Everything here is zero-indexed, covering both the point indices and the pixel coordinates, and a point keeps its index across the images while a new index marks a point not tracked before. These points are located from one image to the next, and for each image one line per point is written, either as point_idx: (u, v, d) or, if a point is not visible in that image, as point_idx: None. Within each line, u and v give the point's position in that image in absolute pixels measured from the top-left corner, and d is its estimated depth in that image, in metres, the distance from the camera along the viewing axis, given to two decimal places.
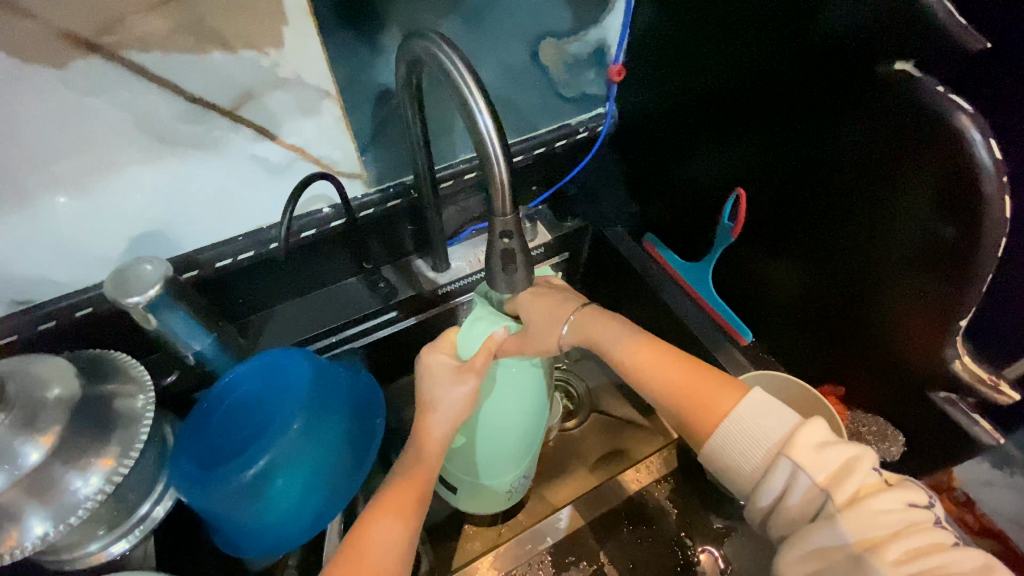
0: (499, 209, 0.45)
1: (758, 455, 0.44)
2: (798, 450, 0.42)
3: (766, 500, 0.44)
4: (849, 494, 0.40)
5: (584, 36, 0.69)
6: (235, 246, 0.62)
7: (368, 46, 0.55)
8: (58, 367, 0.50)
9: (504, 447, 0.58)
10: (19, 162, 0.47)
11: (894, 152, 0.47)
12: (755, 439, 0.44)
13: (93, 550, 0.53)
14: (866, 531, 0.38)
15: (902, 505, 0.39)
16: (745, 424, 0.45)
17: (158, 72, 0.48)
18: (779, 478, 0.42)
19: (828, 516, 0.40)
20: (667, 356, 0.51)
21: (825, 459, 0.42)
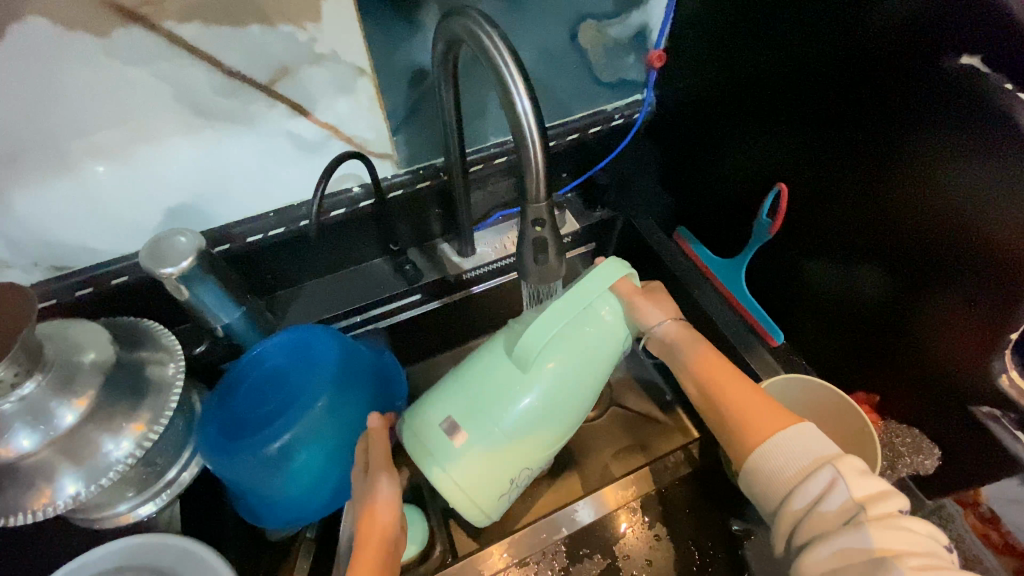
0: (533, 195, 0.45)
1: (798, 463, 0.43)
2: (845, 464, 0.42)
3: (795, 504, 0.42)
4: (883, 511, 0.39)
5: (627, 19, 0.67)
6: (266, 222, 0.63)
7: (406, 23, 0.54)
8: (93, 333, 0.52)
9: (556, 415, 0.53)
10: (62, 130, 0.48)
11: (955, 153, 0.44)
12: (803, 450, 0.44)
13: (122, 510, 0.55)
14: (891, 541, 0.38)
15: (925, 534, 0.39)
16: (791, 437, 0.44)
17: (197, 44, 0.47)
18: (821, 482, 0.41)
19: (857, 521, 0.39)
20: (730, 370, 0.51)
21: (867, 481, 0.41)
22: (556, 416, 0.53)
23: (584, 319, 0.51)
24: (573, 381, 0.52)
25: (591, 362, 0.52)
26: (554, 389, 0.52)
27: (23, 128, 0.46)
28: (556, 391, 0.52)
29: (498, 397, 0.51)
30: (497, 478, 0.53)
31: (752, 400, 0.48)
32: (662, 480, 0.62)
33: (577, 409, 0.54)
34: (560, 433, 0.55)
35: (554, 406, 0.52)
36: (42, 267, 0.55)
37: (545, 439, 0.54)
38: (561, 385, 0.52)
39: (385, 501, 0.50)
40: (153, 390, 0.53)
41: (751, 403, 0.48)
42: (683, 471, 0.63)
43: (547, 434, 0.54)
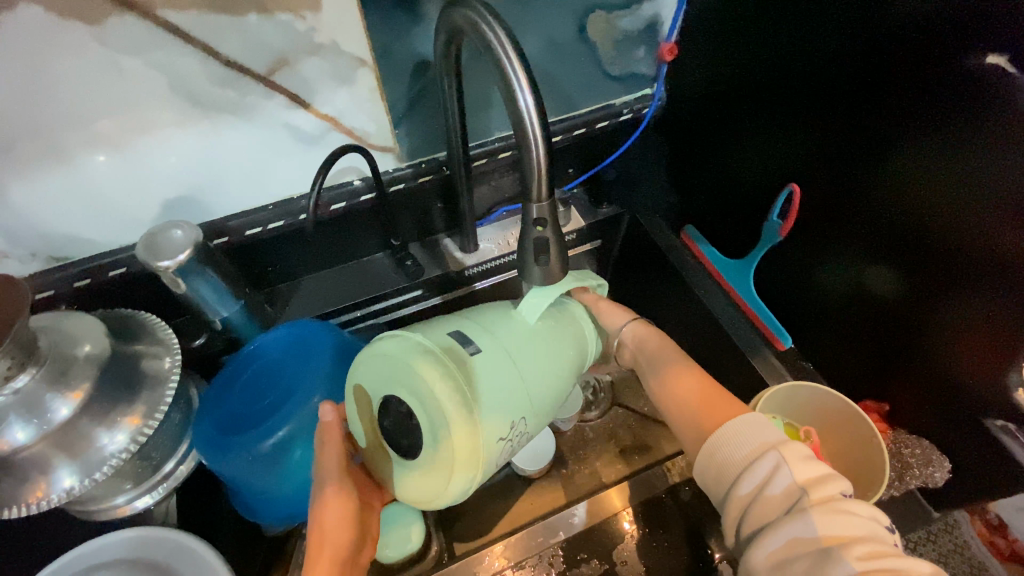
0: (535, 194, 0.43)
1: (746, 450, 0.42)
2: (789, 450, 0.41)
3: (742, 489, 0.41)
4: (827, 495, 0.38)
5: (637, 10, 0.65)
6: (265, 215, 0.62)
7: (408, 13, 0.52)
8: (89, 326, 0.51)
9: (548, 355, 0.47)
10: (57, 120, 0.47)
11: (976, 157, 0.42)
12: (753, 434, 0.43)
13: (120, 502, 0.55)
14: (835, 527, 0.36)
15: (870, 519, 0.37)
16: (740, 425, 0.44)
17: (194, 33, 0.46)
18: (765, 468, 0.40)
19: (801, 508, 0.38)
20: (691, 372, 0.52)
21: (809, 465, 0.40)
22: (553, 381, 0.48)
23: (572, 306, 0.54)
24: (567, 351, 0.50)
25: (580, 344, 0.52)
26: (554, 348, 0.48)
27: (17, 117, 0.45)
28: (554, 349, 0.48)
29: (500, 320, 0.48)
30: (493, 428, 0.42)
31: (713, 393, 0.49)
32: (662, 486, 0.61)
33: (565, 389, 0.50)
34: (547, 410, 0.48)
35: (554, 364, 0.48)
36: (40, 258, 0.55)
37: (539, 403, 0.47)
38: (559, 347, 0.49)
39: (333, 501, 0.48)
40: (149, 384, 0.53)
41: (715, 399, 0.48)
42: (684, 478, 0.62)
43: (542, 398, 0.47)
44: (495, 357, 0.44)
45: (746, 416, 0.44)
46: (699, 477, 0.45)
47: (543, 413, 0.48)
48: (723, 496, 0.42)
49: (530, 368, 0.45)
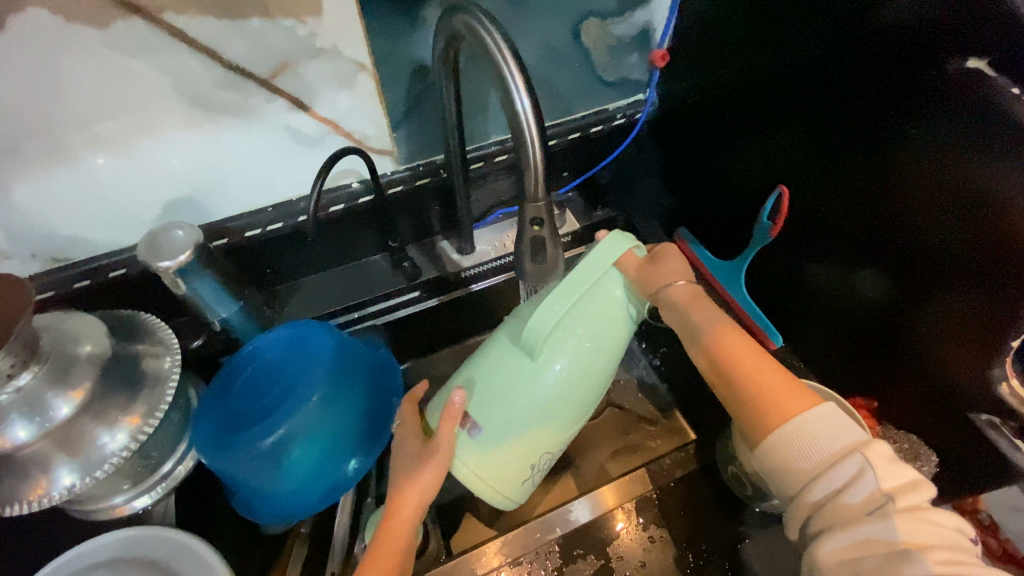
0: (531, 193, 0.44)
1: (826, 451, 0.41)
2: (873, 453, 0.39)
3: (816, 492, 0.40)
4: (911, 502, 0.38)
5: (630, 18, 0.66)
6: (265, 216, 0.62)
7: (407, 18, 0.54)
8: (91, 326, 0.52)
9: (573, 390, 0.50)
10: (61, 121, 0.48)
11: (956, 159, 0.44)
12: (831, 434, 0.41)
13: (118, 502, 0.55)
14: (917, 533, 0.37)
15: (952, 527, 0.38)
16: (821, 424, 0.42)
17: (198, 37, 0.47)
18: (848, 471, 0.39)
19: (883, 512, 0.38)
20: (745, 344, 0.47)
21: (895, 470, 0.39)
22: (576, 398, 0.51)
23: (598, 290, 0.48)
24: (590, 361, 0.49)
25: (610, 337, 0.50)
26: (571, 371, 0.49)
27: (23, 118, 0.46)
28: (573, 369, 0.49)
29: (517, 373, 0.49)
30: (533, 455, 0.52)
31: (775, 373, 0.45)
32: (657, 481, 0.63)
33: (597, 388, 0.52)
34: (580, 415, 0.53)
35: (570, 386, 0.50)
36: (41, 258, 0.55)
37: (563, 422, 0.51)
38: (579, 363, 0.49)
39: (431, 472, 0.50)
40: (150, 383, 0.53)
41: (774, 382, 0.45)
42: (677, 474, 0.63)
43: (566, 416, 0.51)
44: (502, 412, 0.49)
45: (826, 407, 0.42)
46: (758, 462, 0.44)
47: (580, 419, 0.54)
48: (795, 493, 0.42)
49: (549, 407, 0.50)
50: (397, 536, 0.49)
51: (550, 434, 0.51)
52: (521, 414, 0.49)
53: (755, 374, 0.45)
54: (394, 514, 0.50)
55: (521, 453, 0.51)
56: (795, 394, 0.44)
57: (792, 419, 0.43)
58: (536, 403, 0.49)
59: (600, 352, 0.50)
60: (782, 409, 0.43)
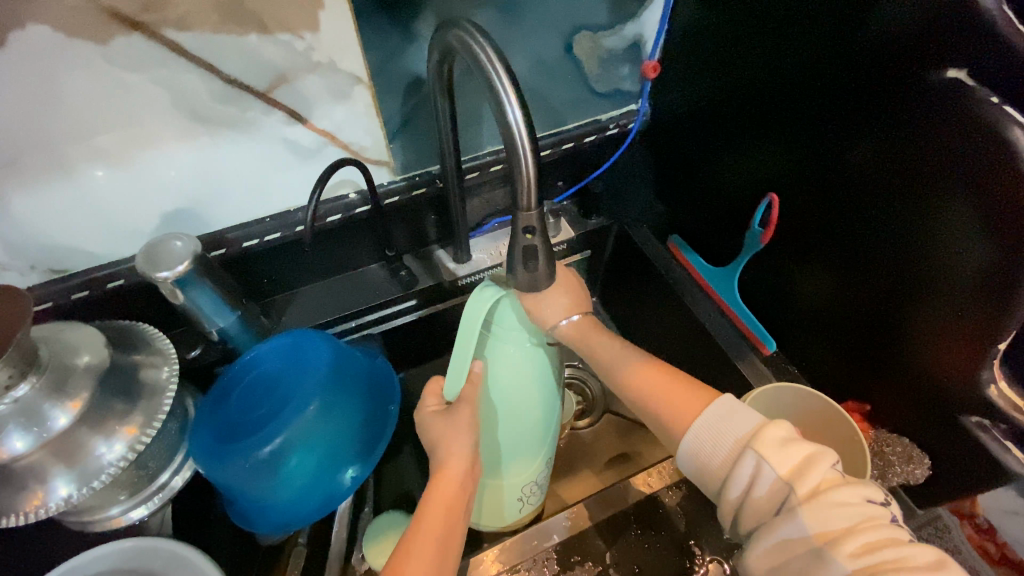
0: (524, 202, 0.45)
1: (725, 450, 0.44)
2: (764, 444, 0.41)
3: (731, 494, 0.42)
4: (811, 487, 0.39)
5: (621, 30, 0.68)
6: (262, 226, 0.63)
7: (402, 32, 0.55)
8: (89, 336, 0.52)
9: (521, 414, 0.57)
10: (60, 135, 0.48)
11: (943, 165, 0.44)
12: (723, 434, 0.44)
13: (114, 514, 0.55)
14: (825, 523, 0.37)
15: (861, 500, 0.38)
16: (718, 423, 0.45)
17: (196, 51, 0.48)
18: (745, 471, 0.41)
19: (789, 509, 0.39)
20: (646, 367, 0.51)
21: (789, 454, 0.41)
22: (529, 423, 0.58)
23: (496, 336, 0.54)
24: (524, 388, 0.56)
25: (529, 362, 0.56)
26: (511, 406, 0.56)
27: (23, 131, 0.47)
28: (511, 404, 0.56)
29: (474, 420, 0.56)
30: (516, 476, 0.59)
31: (674, 387, 0.49)
32: (655, 487, 0.63)
33: (546, 403, 0.59)
34: (544, 429, 0.60)
35: (521, 418, 0.57)
36: (39, 270, 0.56)
37: (531, 445, 0.59)
38: (516, 393, 0.56)
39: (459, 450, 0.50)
40: (147, 393, 0.53)
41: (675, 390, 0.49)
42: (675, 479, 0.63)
43: (530, 439, 0.58)
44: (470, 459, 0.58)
45: (716, 403, 0.46)
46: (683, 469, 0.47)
47: (549, 427, 0.61)
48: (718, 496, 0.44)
49: (508, 438, 0.57)
50: (439, 511, 0.47)
51: (522, 458, 0.59)
52: (487, 455, 0.57)
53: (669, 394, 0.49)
54: (438, 482, 0.49)
55: (506, 486, 0.59)
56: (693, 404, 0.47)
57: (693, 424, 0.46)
58: (494, 442, 0.57)
59: (522, 374, 0.56)
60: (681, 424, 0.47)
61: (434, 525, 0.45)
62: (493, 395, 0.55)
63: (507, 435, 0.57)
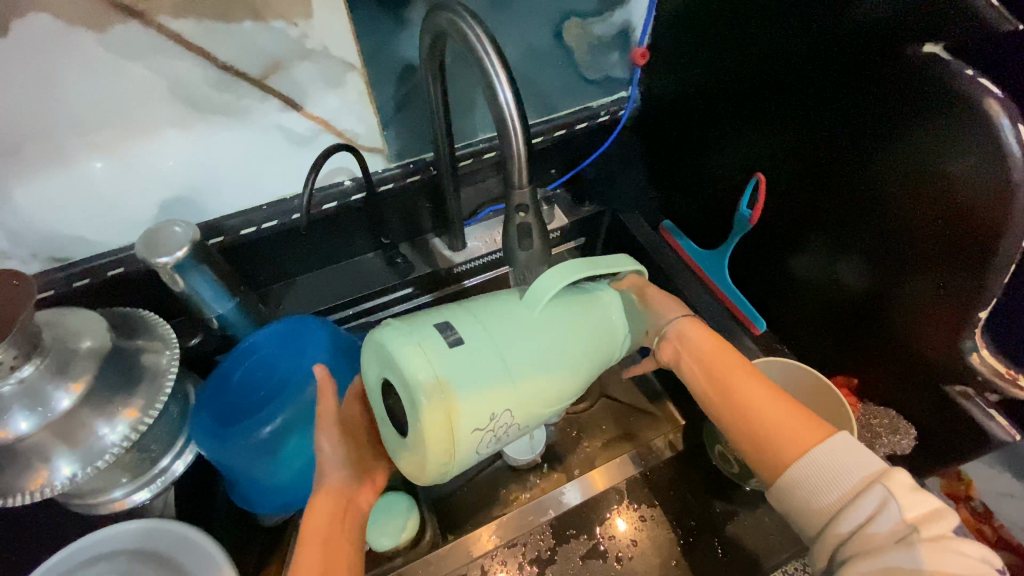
0: (516, 181, 0.46)
1: (840, 484, 0.40)
2: (894, 483, 0.38)
3: (841, 527, 0.39)
4: (937, 532, 0.36)
5: (609, 17, 0.69)
6: (259, 214, 0.64)
7: (393, 20, 0.56)
8: (90, 321, 0.53)
9: (548, 357, 0.43)
10: (60, 123, 0.49)
11: (932, 153, 0.45)
12: (838, 470, 0.41)
13: (117, 497, 0.56)
14: (948, 565, 0.34)
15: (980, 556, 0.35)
16: (825, 460, 0.41)
17: (193, 39, 0.49)
18: (870, 503, 0.38)
19: (908, 543, 0.36)
20: (763, 392, 0.46)
21: (921, 499, 0.37)
22: (549, 389, 0.43)
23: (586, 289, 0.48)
24: (574, 344, 0.44)
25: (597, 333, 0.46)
26: (556, 345, 0.43)
27: (25, 119, 0.48)
28: (556, 343, 0.43)
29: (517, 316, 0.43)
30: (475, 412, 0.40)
31: (785, 418, 0.44)
32: (647, 463, 0.64)
33: (568, 387, 0.45)
34: (536, 414, 0.44)
35: (550, 355, 0.43)
36: (40, 258, 0.57)
37: (528, 407, 0.42)
38: (567, 336, 0.44)
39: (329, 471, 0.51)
40: (149, 378, 0.54)
41: (775, 417, 0.44)
42: (666, 456, 0.65)
43: (532, 397, 0.42)
44: (479, 342, 0.41)
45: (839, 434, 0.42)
46: (771, 494, 0.44)
47: (541, 409, 0.44)
48: (818, 531, 0.41)
49: (524, 358, 0.42)
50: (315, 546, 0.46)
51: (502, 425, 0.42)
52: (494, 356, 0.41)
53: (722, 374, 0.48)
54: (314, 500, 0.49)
55: (461, 405, 0.39)
56: (794, 439, 0.43)
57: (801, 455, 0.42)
58: (499, 355, 0.41)
59: (585, 330, 0.45)
60: (772, 440, 0.44)
61: (321, 511, 0.48)
62: (555, 316, 0.44)
63: (526, 353, 0.42)
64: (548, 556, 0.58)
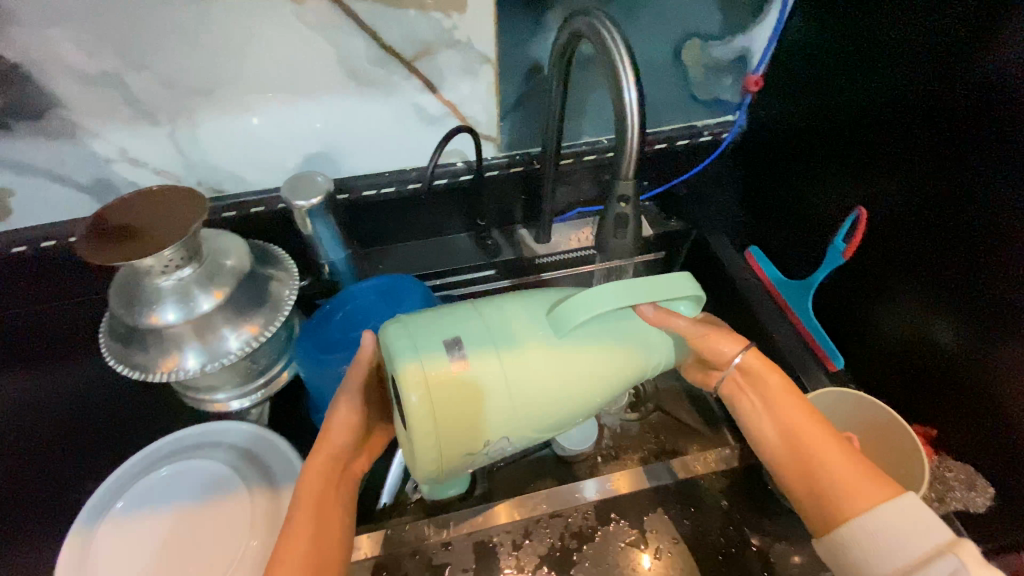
0: (623, 173, 0.50)
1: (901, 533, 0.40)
2: (966, 551, 0.37)
3: None
4: None
5: (730, 42, 0.72)
6: (382, 179, 0.72)
7: (533, 22, 0.61)
8: (237, 245, 0.62)
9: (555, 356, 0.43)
10: (248, 75, 0.59)
11: None
12: (905, 534, 0.40)
13: (220, 399, 0.65)
14: None
15: None
16: (883, 525, 0.40)
17: (366, 19, 0.57)
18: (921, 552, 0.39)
19: None
20: (828, 438, 0.45)
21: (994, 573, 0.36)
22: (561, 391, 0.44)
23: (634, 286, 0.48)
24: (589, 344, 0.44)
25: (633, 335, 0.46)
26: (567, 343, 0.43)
27: (221, 68, 0.58)
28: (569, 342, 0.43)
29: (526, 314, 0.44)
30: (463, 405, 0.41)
31: (845, 466, 0.44)
32: (700, 470, 0.63)
33: (585, 387, 0.44)
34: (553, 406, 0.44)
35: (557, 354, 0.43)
36: (203, 186, 0.67)
37: (531, 404, 0.43)
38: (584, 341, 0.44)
39: (339, 424, 0.51)
40: (271, 303, 0.62)
41: (834, 466, 0.44)
42: (721, 468, 0.64)
43: (535, 394, 0.43)
44: (472, 333, 0.42)
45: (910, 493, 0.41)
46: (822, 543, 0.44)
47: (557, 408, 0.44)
48: None
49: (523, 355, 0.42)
50: (310, 503, 0.47)
51: (506, 420, 0.43)
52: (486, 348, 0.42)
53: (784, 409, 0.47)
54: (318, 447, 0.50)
55: (441, 398, 0.40)
56: (853, 491, 0.42)
57: (862, 513, 0.41)
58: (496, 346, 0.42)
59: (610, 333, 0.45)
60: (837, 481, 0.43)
61: (322, 465, 0.49)
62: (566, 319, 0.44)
63: (526, 350, 0.42)
64: (590, 534, 0.58)
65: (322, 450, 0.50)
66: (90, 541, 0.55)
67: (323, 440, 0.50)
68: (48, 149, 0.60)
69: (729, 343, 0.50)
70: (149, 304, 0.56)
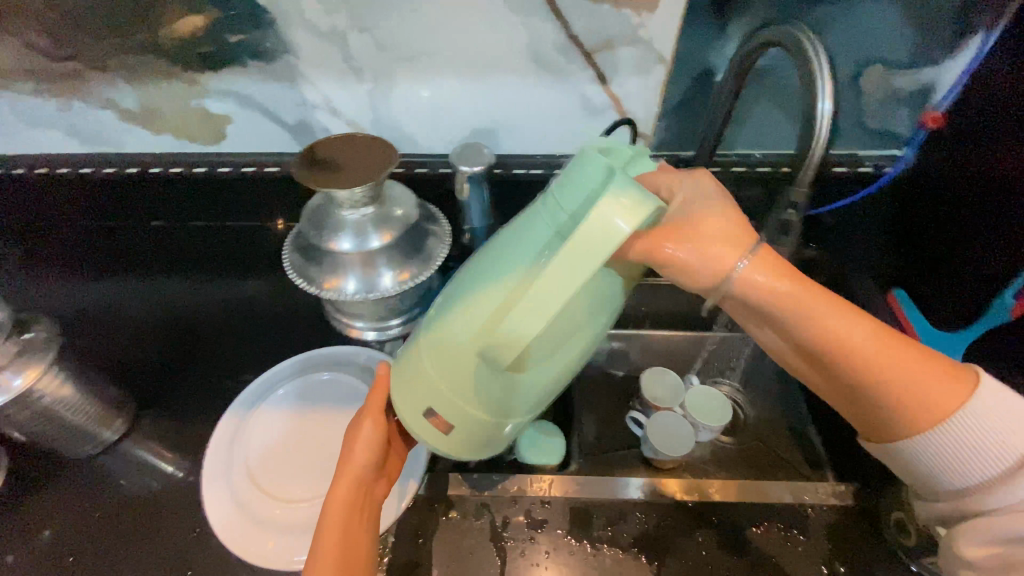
0: (800, 178, 0.51)
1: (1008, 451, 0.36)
2: None
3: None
4: None
5: (914, 74, 0.69)
6: (533, 161, 0.76)
7: (718, 29, 0.62)
8: (407, 196, 0.70)
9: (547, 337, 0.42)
10: (444, 47, 0.64)
11: None
12: None
13: (356, 326, 0.73)
14: None
15: None
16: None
17: (562, 7, 0.60)
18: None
19: None
20: (911, 354, 0.37)
21: None
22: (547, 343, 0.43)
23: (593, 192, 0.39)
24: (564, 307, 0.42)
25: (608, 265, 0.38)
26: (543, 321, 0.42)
27: (425, 37, 0.64)
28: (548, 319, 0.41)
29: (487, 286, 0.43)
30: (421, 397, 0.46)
31: (904, 362, 0.37)
32: (808, 498, 0.61)
33: (560, 344, 0.43)
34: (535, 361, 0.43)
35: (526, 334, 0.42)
36: None
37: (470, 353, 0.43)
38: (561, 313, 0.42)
39: (364, 443, 0.53)
40: (424, 254, 0.69)
41: (891, 368, 0.37)
42: (831, 501, 0.61)
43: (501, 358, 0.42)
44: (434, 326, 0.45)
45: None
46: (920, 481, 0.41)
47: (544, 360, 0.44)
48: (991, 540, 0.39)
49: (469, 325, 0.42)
50: (336, 527, 0.48)
51: (503, 389, 0.44)
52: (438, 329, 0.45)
53: (867, 362, 0.37)
54: (341, 476, 0.51)
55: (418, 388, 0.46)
56: (936, 397, 0.37)
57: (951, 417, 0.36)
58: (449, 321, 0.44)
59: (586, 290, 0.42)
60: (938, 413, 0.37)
61: (345, 491, 0.50)
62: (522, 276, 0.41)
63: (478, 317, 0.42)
64: (685, 527, 0.59)
65: (344, 476, 0.51)
66: (244, 420, 0.64)
67: (343, 462, 0.53)
68: (271, 88, 0.70)
69: (725, 246, 0.39)
70: (332, 230, 0.64)
